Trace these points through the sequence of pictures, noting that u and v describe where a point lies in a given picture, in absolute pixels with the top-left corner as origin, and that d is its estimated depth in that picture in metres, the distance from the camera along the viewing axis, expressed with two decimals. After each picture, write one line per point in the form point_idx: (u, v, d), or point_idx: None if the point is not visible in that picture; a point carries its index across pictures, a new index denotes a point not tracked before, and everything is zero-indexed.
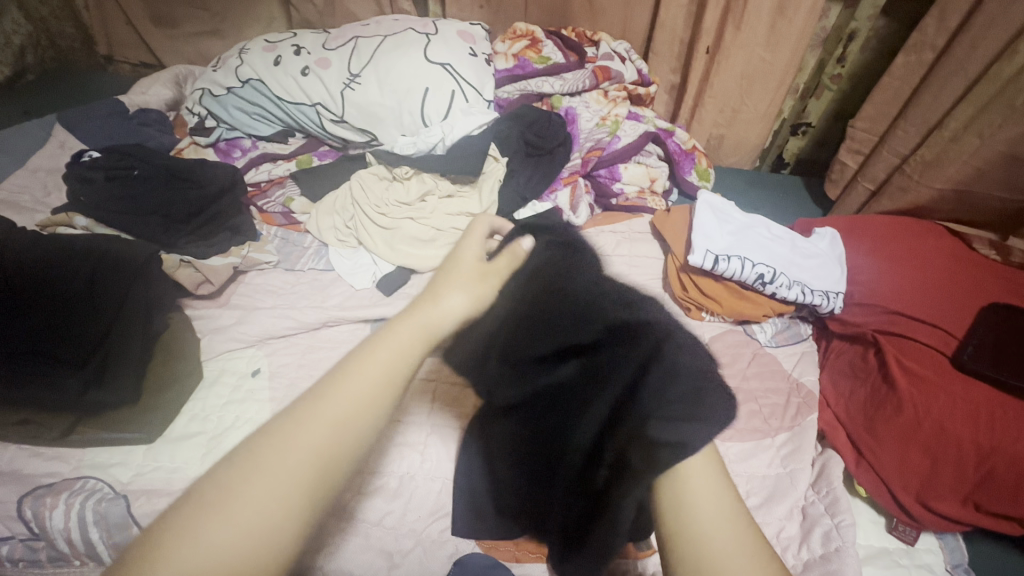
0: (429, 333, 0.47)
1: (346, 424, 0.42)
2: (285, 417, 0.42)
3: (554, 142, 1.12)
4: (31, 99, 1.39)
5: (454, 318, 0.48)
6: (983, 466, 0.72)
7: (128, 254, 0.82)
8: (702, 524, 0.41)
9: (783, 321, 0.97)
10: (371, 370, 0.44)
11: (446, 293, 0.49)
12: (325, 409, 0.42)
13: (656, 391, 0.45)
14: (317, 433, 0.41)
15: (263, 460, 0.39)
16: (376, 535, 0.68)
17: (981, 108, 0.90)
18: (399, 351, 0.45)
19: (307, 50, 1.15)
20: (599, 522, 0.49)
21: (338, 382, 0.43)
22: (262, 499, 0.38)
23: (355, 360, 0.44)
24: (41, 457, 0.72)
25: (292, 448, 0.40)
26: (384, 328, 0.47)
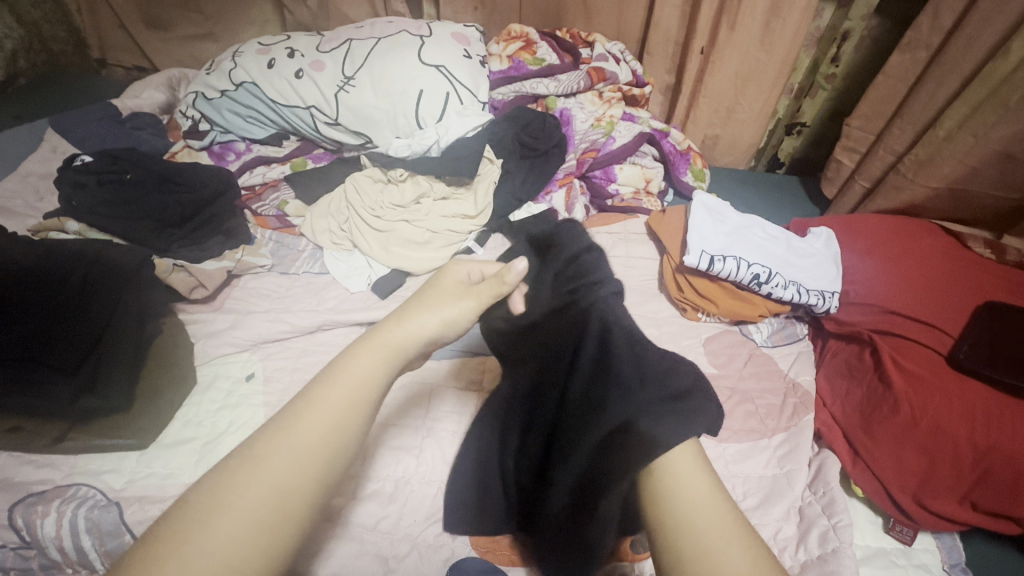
0: (395, 352, 0.47)
1: (319, 451, 0.40)
2: (250, 447, 0.40)
3: (549, 143, 1.11)
4: (22, 103, 1.38)
5: (420, 340, 0.48)
6: (980, 465, 0.72)
7: (120, 259, 0.82)
8: (687, 518, 0.41)
9: (778, 321, 0.98)
10: (338, 393, 0.43)
11: (416, 316, 0.49)
12: (294, 437, 0.40)
13: (651, 393, 0.47)
14: (289, 461, 0.39)
15: (231, 496, 0.37)
16: (372, 540, 0.67)
17: (975, 106, 0.89)
18: (369, 370, 0.45)
19: (301, 52, 1.15)
20: (585, 526, 0.50)
21: (310, 407, 0.42)
22: (231, 534, 0.36)
23: (323, 383, 0.44)
24: (32, 465, 0.71)
25: (259, 480, 0.38)
26: (350, 352, 0.46)
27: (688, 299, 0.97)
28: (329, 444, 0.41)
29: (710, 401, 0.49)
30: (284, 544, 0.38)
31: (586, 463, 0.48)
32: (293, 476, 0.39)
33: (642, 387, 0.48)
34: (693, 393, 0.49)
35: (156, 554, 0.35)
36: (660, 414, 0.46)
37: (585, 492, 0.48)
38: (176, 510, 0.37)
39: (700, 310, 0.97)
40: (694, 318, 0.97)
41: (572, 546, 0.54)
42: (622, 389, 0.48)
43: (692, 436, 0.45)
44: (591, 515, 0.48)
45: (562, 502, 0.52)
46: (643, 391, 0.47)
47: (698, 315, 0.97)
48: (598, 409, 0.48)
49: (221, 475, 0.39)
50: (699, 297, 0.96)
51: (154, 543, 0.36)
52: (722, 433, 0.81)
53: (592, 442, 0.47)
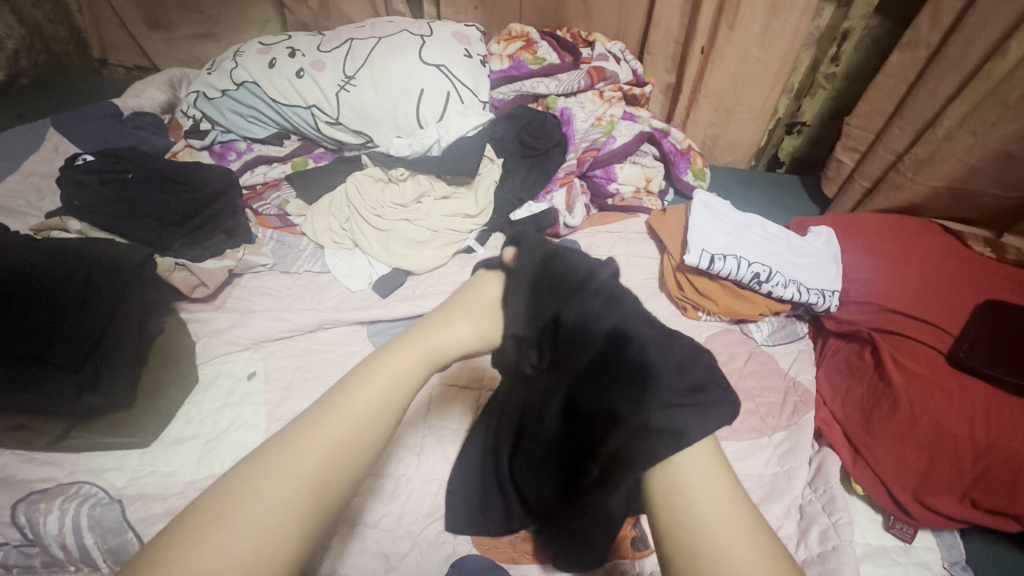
0: (431, 357, 0.48)
1: (352, 449, 0.41)
2: (283, 439, 0.40)
3: (549, 142, 1.11)
4: (24, 103, 1.39)
5: (455, 349, 0.49)
6: (980, 463, 0.72)
7: (122, 257, 0.82)
8: (700, 510, 0.41)
9: (779, 320, 0.98)
10: (373, 389, 0.43)
11: (455, 323, 0.50)
12: (328, 432, 0.40)
13: (667, 391, 0.45)
14: (323, 450, 0.40)
15: (267, 484, 0.38)
16: (373, 537, 0.68)
17: (975, 105, 0.90)
18: (404, 372, 0.45)
19: (302, 52, 1.15)
20: (604, 511, 0.51)
21: (343, 400, 0.42)
22: (263, 528, 0.36)
23: (357, 379, 0.44)
24: (35, 462, 0.72)
25: (295, 468, 0.38)
26: (385, 352, 0.46)
27: (688, 298, 0.97)
28: (361, 444, 0.41)
29: (727, 396, 0.46)
30: (311, 541, 0.38)
31: (605, 458, 0.48)
32: (325, 473, 0.39)
33: (669, 379, 0.46)
34: (710, 386, 0.46)
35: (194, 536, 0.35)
36: (673, 410, 0.44)
37: (601, 483, 0.49)
38: (207, 499, 0.37)
39: (700, 309, 0.97)
40: (694, 317, 0.97)
41: (585, 528, 0.56)
42: (639, 388, 0.45)
43: (708, 433, 0.43)
44: (606, 501, 0.49)
45: (578, 488, 0.53)
46: (658, 387, 0.45)
47: (698, 314, 0.97)
48: (616, 413, 0.46)
49: (255, 466, 0.39)
50: (700, 296, 0.97)
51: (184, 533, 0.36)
52: (723, 431, 0.81)
53: (611, 442, 0.47)
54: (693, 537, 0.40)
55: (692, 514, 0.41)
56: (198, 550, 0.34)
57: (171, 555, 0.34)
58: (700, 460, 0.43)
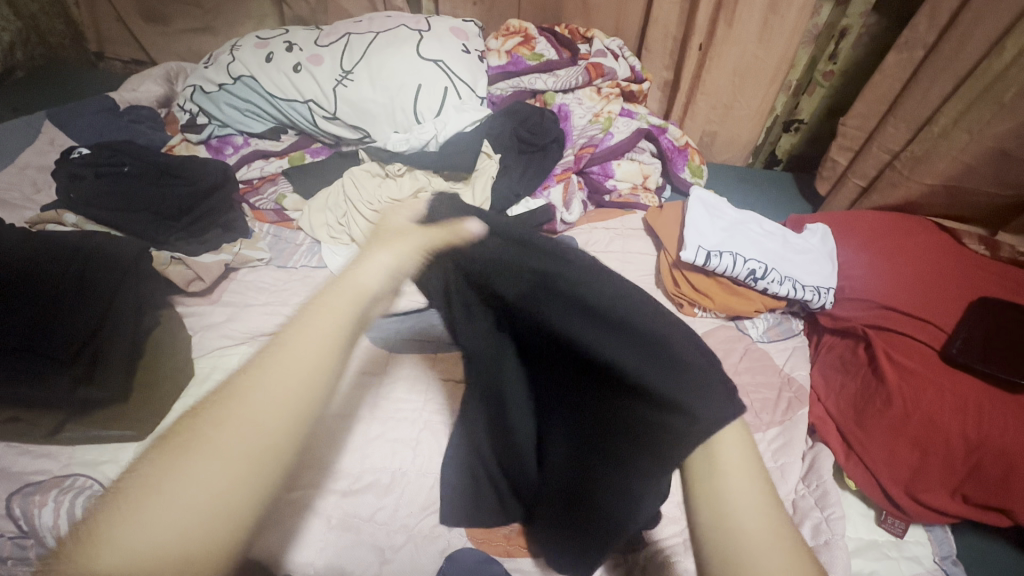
0: (361, 296, 0.41)
1: (293, 398, 0.36)
2: (214, 398, 0.36)
3: (548, 138, 1.12)
4: (19, 95, 1.38)
5: (381, 278, 0.43)
6: (971, 458, 0.72)
7: (117, 250, 0.82)
8: (736, 496, 0.39)
9: (775, 316, 0.98)
10: (309, 335, 0.38)
11: (369, 255, 0.44)
12: (274, 381, 0.36)
13: (669, 379, 0.43)
14: (259, 404, 0.35)
15: (199, 443, 0.34)
16: (368, 531, 0.68)
17: (970, 103, 0.90)
18: (341, 310, 0.40)
19: (299, 46, 1.15)
20: (606, 499, 0.51)
21: (276, 351, 0.37)
22: (218, 485, 0.33)
23: (295, 327, 0.39)
24: (30, 455, 0.72)
25: (231, 426, 0.34)
26: (317, 298, 0.41)
27: (684, 294, 0.97)
28: (315, 391, 0.37)
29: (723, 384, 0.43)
30: (262, 495, 0.34)
31: (626, 448, 0.47)
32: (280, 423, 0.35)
33: (661, 364, 0.43)
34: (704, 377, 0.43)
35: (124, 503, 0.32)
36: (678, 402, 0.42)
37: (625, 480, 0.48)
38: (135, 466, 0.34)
39: (696, 305, 0.97)
40: (690, 313, 0.98)
41: (584, 517, 0.55)
42: (644, 378, 0.44)
43: (730, 417, 0.41)
44: (612, 484, 0.49)
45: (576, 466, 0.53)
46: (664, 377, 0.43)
47: (695, 311, 0.97)
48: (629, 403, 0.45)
49: (193, 423, 0.35)
50: (695, 292, 0.97)
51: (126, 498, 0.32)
52: None
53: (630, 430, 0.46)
54: (728, 518, 0.39)
55: (732, 522, 0.38)
56: (131, 518, 0.31)
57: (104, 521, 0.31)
58: (735, 455, 0.41)
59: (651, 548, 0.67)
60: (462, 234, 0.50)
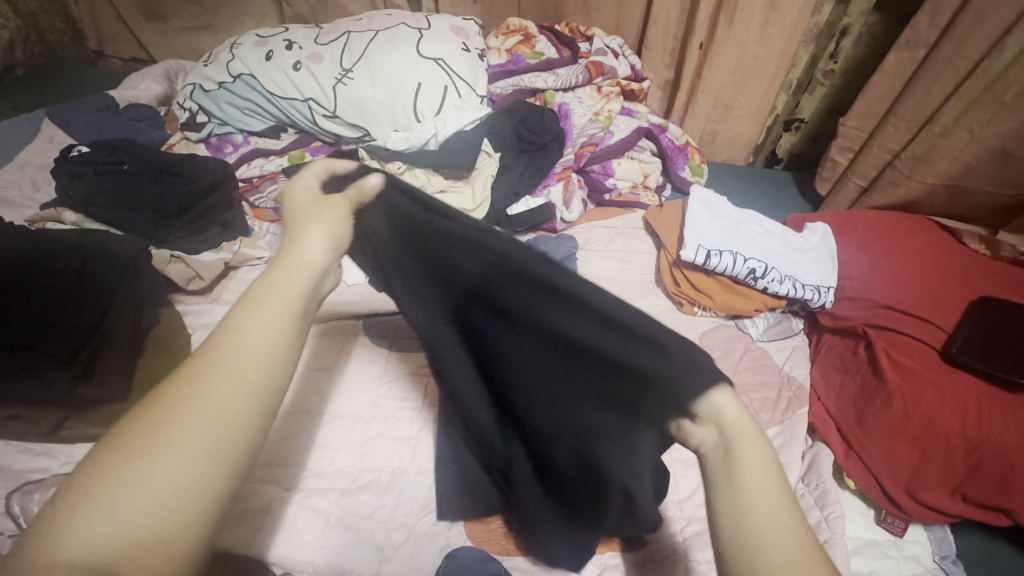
0: (302, 273, 0.45)
1: (254, 371, 0.39)
2: (171, 381, 0.37)
3: (548, 137, 1.11)
4: (19, 94, 1.38)
5: (316, 253, 0.46)
6: (971, 458, 0.72)
7: (117, 248, 0.83)
8: (752, 499, 0.39)
9: (775, 315, 0.97)
10: (262, 316, 0.41)
11: (303, 235, 0.47)
12: (233, 357, 0.39)
13: (631, 353, 0.43)
14: (223, 379, 0.38)
15: (166, 422, 0.35)
16: (367, 529, 0.68)
17: (971, 103, 0.90)
18: (287, 290, 0.43)
19: (299, 44, 1.15)
20: (593, 476, 0.53)
21: (232, 333, 0.40)
22: (188, 454, 0.34)
23: (244, 309, 0.41)
24: (30, 453, 0.72)
25: (196, 402, 0.36)
26: (260, 285, 0.44)
27: (684, 293, 0.97)
28: (274, 363, 0.40)
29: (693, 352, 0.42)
30: (238, 463, 0.36)
31: (610, 415, 0.48)
32: (245, 393, 0.38)
33: (612, 337, 0.43)
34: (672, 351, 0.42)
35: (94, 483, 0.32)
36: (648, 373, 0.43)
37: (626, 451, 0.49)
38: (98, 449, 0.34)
39: (696, 305, 0.97)
40: (690, 313, 0.97)
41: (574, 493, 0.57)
42: (606, 353, 0.44)
43: (718, 389, 0.42)
44: (599, 461, 0.51)
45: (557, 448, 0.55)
46: (622, 349, 0.43)
47: (695, 310, 0.97)
48: (601, 376, 0.46)
49: (153, 405, 0.36)
50: (696, 292, 0.96)
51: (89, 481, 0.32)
52: None
53: (617, 401, 0.47)
54: (745, 524, 0.38)
55: (751, 533, 0.38)
56: (107, 494, 0.32)
57: (76, 504, 0.31)
58: (754, 459, 0.41)
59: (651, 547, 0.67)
60: (367, 192, 0.51)
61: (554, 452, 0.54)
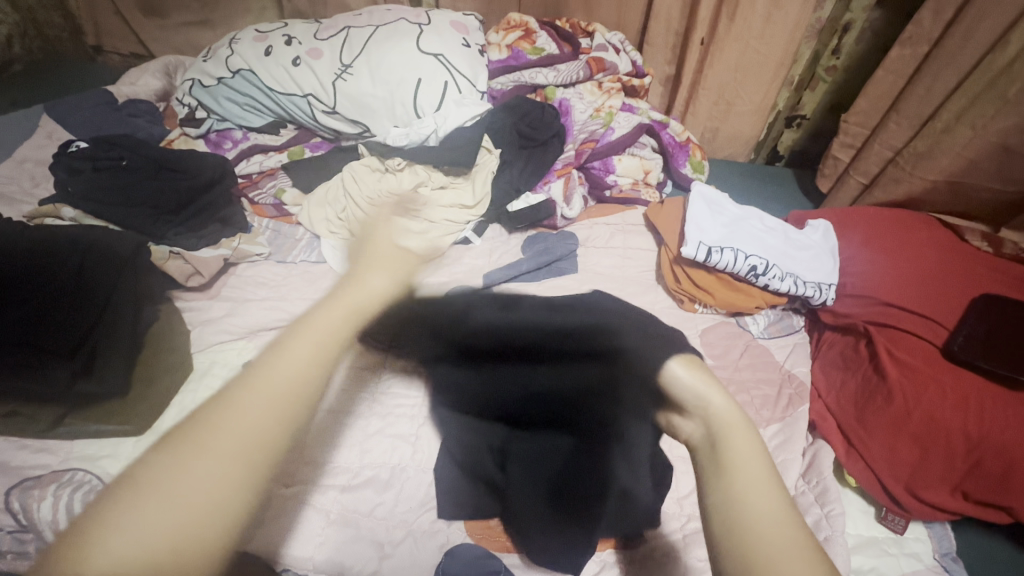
0: (356, 310, 0.46)
1: (283, 400, 0.39)
2: (210, 402, 0.38)
3: (548, 133, 1.11)
4: (17, 89, 1.37)
5: (370, 292, 0.49)
6: (972, 456, 0.72)
7: (116, 243, 0.82)
8: (748, 491, 0.39)
9: (776, 312, 0.97)
10: (302, 346, 0.42)
11: (366, 277, 0.50)
12: (265, 384, 0.39)
13: (620, 348, 0.54)
14: (253, 406, 0.38)
15: (195, 446, 0.36)
16: (367, 526, 0.68)
17: (974, 99, 0.90)
18: (331, 322, 0.44)
19: (298, 40, 1.14)
20: (588, 481, 0.58)
21: (270, 360, 0.40)
22: (209, 478, 0.35)
23: (287, 338, 0.42)
24: (29, 449, 0.71)
25: (225, 428, 0.37)
26: (309, 313, 0.45)
27: (685, 290, 0.96)
28: (305, 391, 0.40)
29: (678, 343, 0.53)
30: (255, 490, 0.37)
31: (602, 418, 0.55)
32: (272, 418, 0.38)
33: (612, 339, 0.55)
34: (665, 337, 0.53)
35: (125, 499, 0.34)
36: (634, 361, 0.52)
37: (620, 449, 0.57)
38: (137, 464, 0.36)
39: (697, 302, 0.96)
40: (691, 310, 0.97)
41: (572, 498, 0.59)
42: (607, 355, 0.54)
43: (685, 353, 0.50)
44: (595, 463, 0.57)
45: (558, 441, 0.60)
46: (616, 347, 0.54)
47: (695, 307, 0.96)
48: (600, 377, 0.55)
49: (188, 427, 0.37)
50: (696, 288, 0.96)
51: (118, 500, 0.34)
52: None
53: (607, 406, 0.55)
54: (742, 516, 0.38)
55: (748, 524, 0.37)
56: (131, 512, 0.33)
57: (106, 518, 0.33)
58: (743, 449, 0.42)
59: (652, 545, 0.67)
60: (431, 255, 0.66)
61: (552, 460, 0.60)
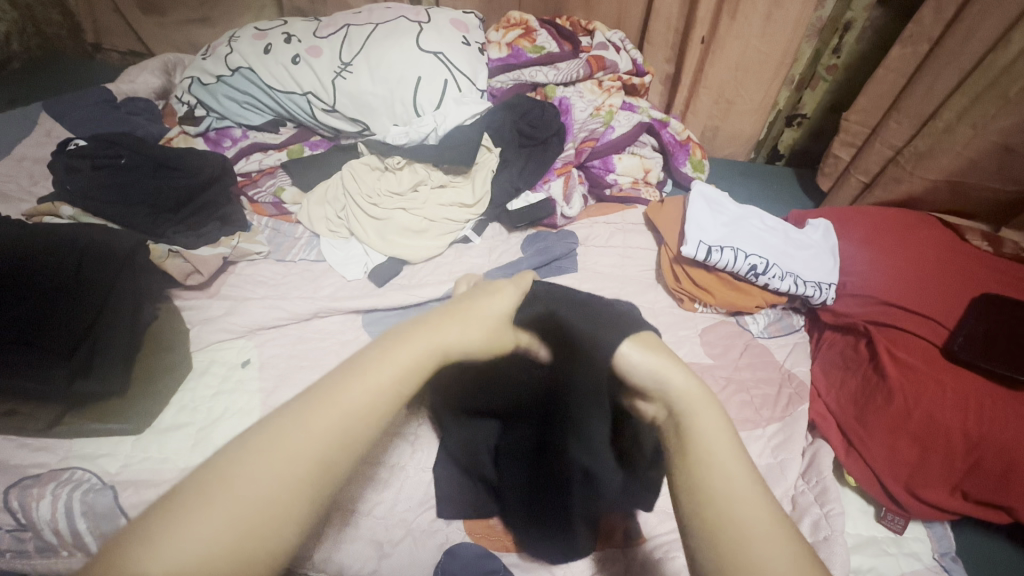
0: (437, 354, 0.45)
1: (349, 438, 0.39)
2: (279, 426, 0.38)
3: (548, 132, 1.10)
4: (15, 87, 1.37)
5: (461, 343, 0.46)
6: (971, 456, 0.72)
7: (114, 243, 0.81)
8: (721, 477, 0.40)
9: (776, 312, 0.98)
10: (374, 386, 0.41)
11: (460, 322, 0.47)
12: (333, 420, 0.39)
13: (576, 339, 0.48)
14: (321, 440, 0.38)
15: (256, 470, 0.36)
16: (367, 525, 0.67)
17: (975, 99, 0.90)
18: (407, 367, 0.43)
19: (298, 38, 1.14)
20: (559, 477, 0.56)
21: (343, 396, 0.40)
22: (266, 508, 0.36)
23: (363, 374, 0.41)
24: (27, 448, 0.71)
25: (289, 458, 0.37)
26: (388, 347, 0.44)
27: (685, 289, 0.96)
28: (369, 420, 0.40)
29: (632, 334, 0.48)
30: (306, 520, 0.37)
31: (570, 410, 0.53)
32: (337, 440, 0.39)
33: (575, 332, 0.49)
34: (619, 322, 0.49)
35: (179, 511, 0.34)
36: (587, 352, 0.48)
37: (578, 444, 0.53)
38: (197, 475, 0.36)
39: (697, 301, 0.96)
40: (690, 309, 0.97)
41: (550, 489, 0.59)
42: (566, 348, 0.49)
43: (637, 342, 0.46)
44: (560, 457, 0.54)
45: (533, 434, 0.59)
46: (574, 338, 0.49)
47: (695, 306, 0.96)
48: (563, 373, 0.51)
49: (255, 447, 0.37)
50: (696, 287, 0.96)
51: (174, 512, 0.34)
52: None
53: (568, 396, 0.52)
54: (715, 505, 0.39)
55: (722, 511, 0.38)
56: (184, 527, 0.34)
57: (156, 526, 0.34)
58: (710, 426, 0.42)
59: (651, 544, 0.67)
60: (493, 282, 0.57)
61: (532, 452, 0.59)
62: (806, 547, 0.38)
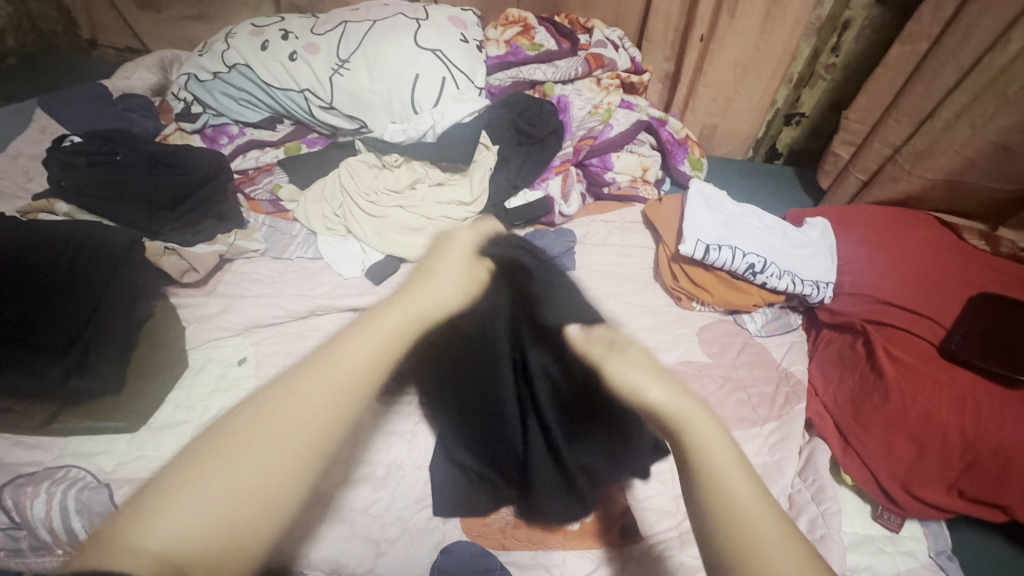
0: (421, 316, 0.51)
1: (347, 388, 0.42)
2: (280, 388, 0.42)
3: (546, 130, 1.10)
4: (10, 83, 1.36)
5: (442, 304, 0.54)
6: (968, 455, 0.72)
7: (110, 239, 0.81)
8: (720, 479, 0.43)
9: (773, 310, 0.97)
10: (367, 343, 0.46)
11: (437, 285, 0.54)
12: (331, 371, 0.43)
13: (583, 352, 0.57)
14: (323, 393, 0.41)
15: (266, 425, 0.39)
16: (363, 523, 0.67)
17: (973, 98, 0.90)
18: (396, 325, 0.49)
19: (296, 34, 1.13)
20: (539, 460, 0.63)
21: (337, 353, 0.44)
22: (278, 457, 0.38)
23: (354, 334, 0.46)
24: (22, 446, 0.71)
25: (293, 413, 0.40)
26: (376, 311, 0.50)
27: (682, 288, 0.96)
28: (363, 370, 0.44)
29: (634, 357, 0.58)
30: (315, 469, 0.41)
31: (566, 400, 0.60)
32: (334, 395, 0.42)
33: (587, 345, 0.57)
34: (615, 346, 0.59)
35: (197, 471, 0.38)
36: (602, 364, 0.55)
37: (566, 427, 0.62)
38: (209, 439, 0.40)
39: (694, 300, 0.96)
40: (688, 308, 0.96)
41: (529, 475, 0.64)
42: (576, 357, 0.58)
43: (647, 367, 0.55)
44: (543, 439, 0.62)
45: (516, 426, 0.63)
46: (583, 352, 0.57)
47: (693, 305, 0.96)
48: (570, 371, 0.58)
49: (259, 408, 0.41)
50: (693, 286, 0.96)
51: (190, 473, 0.38)
52: None
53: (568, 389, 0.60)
54: (719, 506, 0.41)
55: (726, 512, 0.41)
56: (203, 484, 0.37)
57: (178, 487, 0.37)
58: (709, 434, 0.46)
59: (648, 543, 0.67)
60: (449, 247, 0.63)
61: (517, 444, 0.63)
62: (802, 540, 0.41)
